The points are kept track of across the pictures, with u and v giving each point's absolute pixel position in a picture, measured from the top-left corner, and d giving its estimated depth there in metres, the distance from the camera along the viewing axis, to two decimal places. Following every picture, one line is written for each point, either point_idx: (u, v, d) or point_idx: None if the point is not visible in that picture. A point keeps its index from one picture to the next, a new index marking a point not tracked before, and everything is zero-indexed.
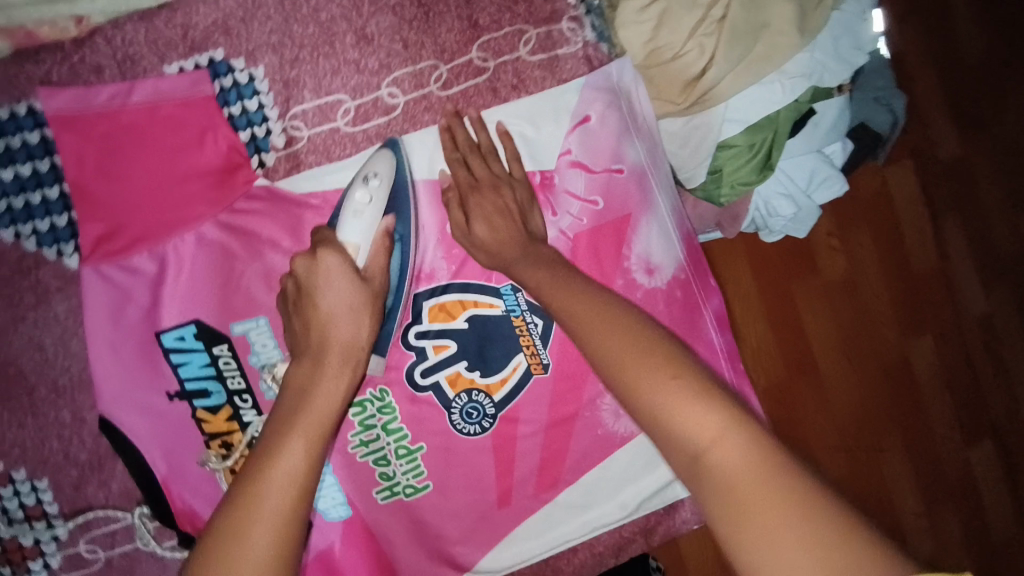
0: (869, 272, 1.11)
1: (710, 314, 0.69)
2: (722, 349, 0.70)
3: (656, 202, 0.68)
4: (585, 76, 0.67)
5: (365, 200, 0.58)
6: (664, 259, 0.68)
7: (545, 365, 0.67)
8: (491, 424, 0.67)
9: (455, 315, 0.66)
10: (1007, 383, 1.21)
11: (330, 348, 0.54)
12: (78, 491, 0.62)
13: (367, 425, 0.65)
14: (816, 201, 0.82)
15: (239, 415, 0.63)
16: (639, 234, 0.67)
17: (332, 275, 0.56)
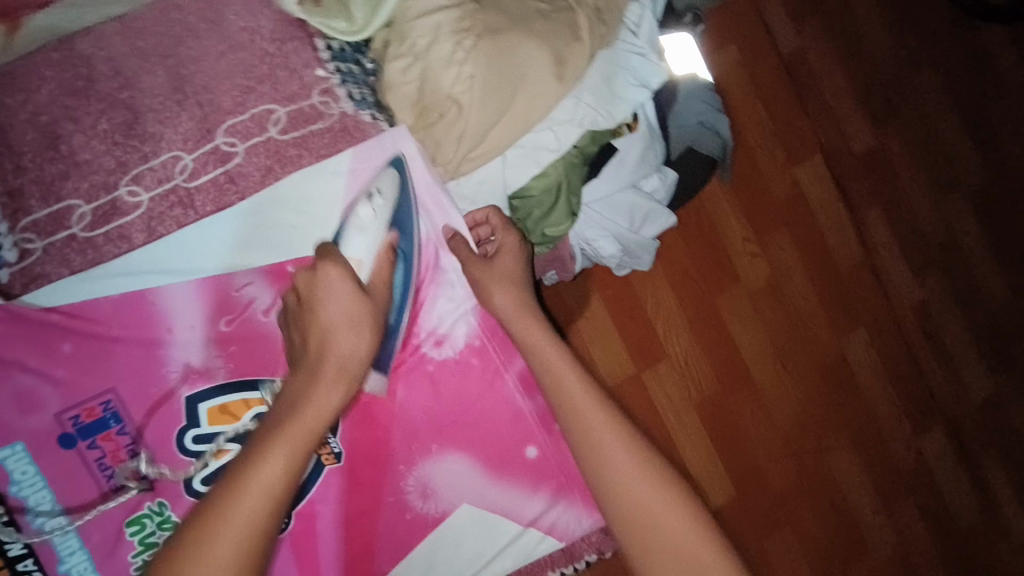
0: (793, 277, 1.36)
1: (512, 376, 0.68)
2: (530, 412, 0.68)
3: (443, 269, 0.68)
4: (347, 149, 0.65)
5: (368, 217, 0.63)
6: (452, 327, 0.67)
7: (336, 455, 0.64)
8: (286, 525, 0.63)
9: (239, 416, 0.62)
10: (898, 338, 1.44)
11: (324, 363, 0.56)
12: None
13: (149, 544, 0.61)
14: (644, 234, 0.83)
15: (2, 551, 0.58)
16: (427, 305, 0.67)
17: (334, 288, 0.58)
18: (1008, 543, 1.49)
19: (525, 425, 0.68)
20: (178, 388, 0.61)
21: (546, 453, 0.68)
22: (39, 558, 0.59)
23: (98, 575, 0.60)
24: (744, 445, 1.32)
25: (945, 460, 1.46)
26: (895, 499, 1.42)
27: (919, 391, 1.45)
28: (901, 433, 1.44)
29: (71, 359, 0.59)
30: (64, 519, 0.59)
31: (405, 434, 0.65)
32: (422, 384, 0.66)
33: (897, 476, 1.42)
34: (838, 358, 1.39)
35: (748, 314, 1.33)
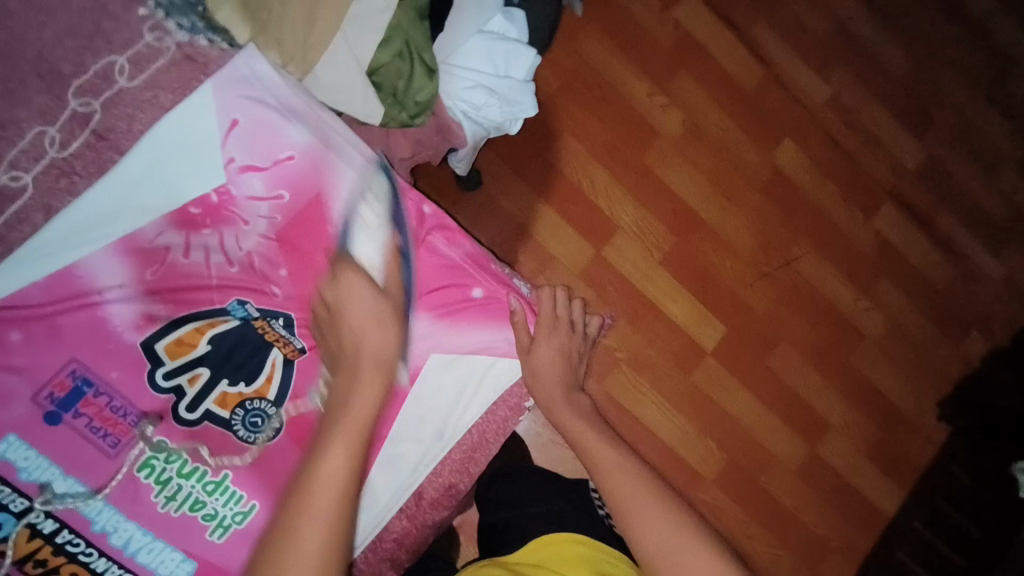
0: (708, 113, 1.41)
1: (435, 236, 0.75)
2: (462, 257, 0.77)
3: (340, 166, 0.70)
4: (206, 80, 0.68)
5: (369, 222, 0.69)
6: (368, 217, 0.70)
7: (300, 348, 0.70)
8: (280, 423, 0.69)
9: (196, 343, 0.67)
10: (824, 137, 1.47)
11: (362, 362, 0.63)
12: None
13: (165, 481, 0.66)
14: (514, 77, 0.86)
15: (39, 529, 0.63)
16: (336, 203, 0.70)
17: (354, 294, 0.65)
18: (991, 285, 1.51)
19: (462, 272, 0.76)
20: (131, 338, 0.65)
21: (489, 289, 0.77)
22: (73, 526, 0.64)
23: (133, 522, 0.65)
24: (710, 282, 1.40)
25: (904, 234, 1.49)
26: (869, 282, 1.47)
27: (858, 175, 1.48)
28: (856, 222, 1.47)
29: (23, 346, 0.63)
30: (80, 485, 0.64)
31: None
32: None
33: (864, 260, 1.47)
34: (773, 174, 1.44)
35: (674, 161, 1.39)
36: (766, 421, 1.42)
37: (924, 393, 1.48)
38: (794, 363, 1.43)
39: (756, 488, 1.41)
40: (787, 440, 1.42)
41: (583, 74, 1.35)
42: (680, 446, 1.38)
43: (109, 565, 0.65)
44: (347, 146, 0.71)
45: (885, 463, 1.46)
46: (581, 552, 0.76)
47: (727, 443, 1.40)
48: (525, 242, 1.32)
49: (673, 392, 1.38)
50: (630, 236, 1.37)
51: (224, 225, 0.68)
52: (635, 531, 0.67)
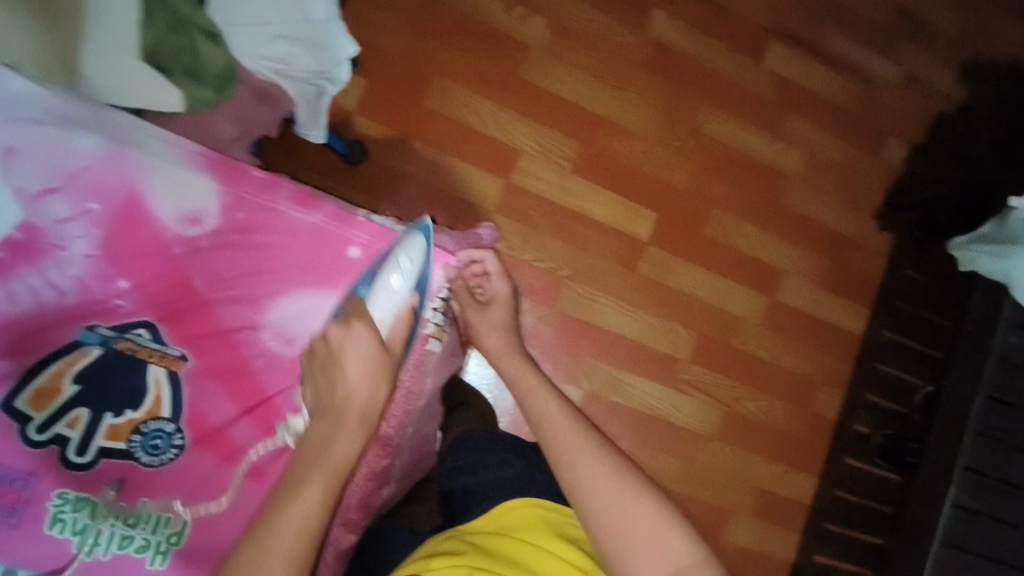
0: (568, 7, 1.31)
1: (283, 201, 0.71)
2: (322, 220, 0.72)
3: (146, 161, 0.67)
4: None
5: (389, 288, 0.69)
6: (198, 204, 0.68)
7: (181, 356, 0.68)
8: (184, 439, 0.67)
9: (60, 387, 0.63)
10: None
11: (347, 415, 0.62)
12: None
13: (80, 530, 0.62)
14: (315, 16, 0.70)
15: None
16: (157, 200, 0.67)
17: (356, 340, 0.66)
18: (896, 88, 1.47)
19: (328, 236, 0.72)
20: None
21: (365, 245, 0.73)
22: None
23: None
24: (627, 172, 1.33)
25: (794, 68, 1.42)
26: (775, 121, 1.41)
27: (732, 24, 1.40)
28: (745, 71, 1.40)
29: None
30: None
31: (224, 307, 0.70)
32: (208, 269, 0.69)
33: (766, 106, 1.41)
34: (653, 48, 1.35)
35: (552, 65, 1.30)
36: (724, 287, 1.37)
37: (861, 212, 1.45)
38: (733, 223, 1.38)
39: (733, 353, 1.37)
40: (749, 300, 1.38)
41: (429, 6, 1.24)
42: (649, 340, 1.32)
43: None
44: (146, 139, 0.67)
45: (848, 292, 1.44)
46: (546, 514, 0.74)
47: (694, 322, 1.35)
48: (427, 194, 1.23)
49: (627, 291, 1.32)
50: (538, 155, 1.29)
51: (41, 256, 0.64)
52: (560, 457, 0.72)
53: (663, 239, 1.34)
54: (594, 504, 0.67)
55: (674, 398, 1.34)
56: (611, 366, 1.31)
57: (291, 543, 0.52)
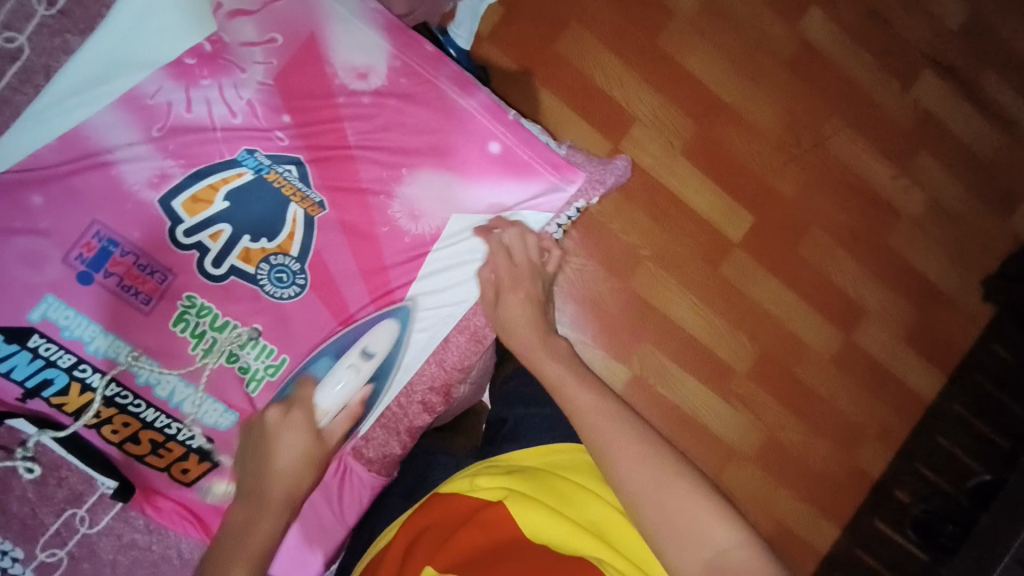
0: None
1: (446, 80, 0.70)
2: (474, 108, 0.71)
3: (332, 9, 0.69)
4: None
5: (352, 371, 0.71)
6: (370, 60, 0.69)
7: (320, 204, 0.69)
8: (305, 280, 0.70)
9: (212, 200, 0.67)
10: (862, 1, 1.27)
11: (291, 481, 0.66)
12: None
13: (200, 335, 0.69)
14: None
15: (88, 384, 0.68)
16: (334, 47, 0.69)
17: (289, 430, 0.69)
18: None
19: (477, 124, 0.71)
20: (148, 196, 0.66)
21: (508, 143, 0.72)
22: (118, 379, 0.68)
23: (172, 374, 0.69)
24: (734, 166, 1.25)
25: (946, 105, 1.30)
26: (905, 156, 1.29)
27: (891, 41, 1.28)
28: (891, 94, 1.28)
29: (43, 208, 0.65)
30: (118, 341, 0.68)
31: (366, 165, 0.70)
32: (364, 122, 0.69)
33: (898, 139, 1.29)
34: (798, 46, 1.26)
35: (692, 39, 1.22)
36: (803, 312, 1.27)
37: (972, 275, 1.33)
38: (832, 250, 1.27)
39: (794, 385, 1.27)
40: (827, 334, 1.27)
41: None
42: (715, 344, 1.22)
43: (157, 415, 0.69)
44: None
45: (935, 356, 1.31)
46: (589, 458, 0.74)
47: (764, 340, 1.26)
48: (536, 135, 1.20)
49: (704, 287, 1.23)
50: (650, 128, 1.22)
51: (222, 72, 0.67)
52: (598, 440, 0.63)
53: (754, 245, 1.25)
54: (644, 499, 0.58)
55: (721, 410, 1.25)
56: (666, 360, 1.24)
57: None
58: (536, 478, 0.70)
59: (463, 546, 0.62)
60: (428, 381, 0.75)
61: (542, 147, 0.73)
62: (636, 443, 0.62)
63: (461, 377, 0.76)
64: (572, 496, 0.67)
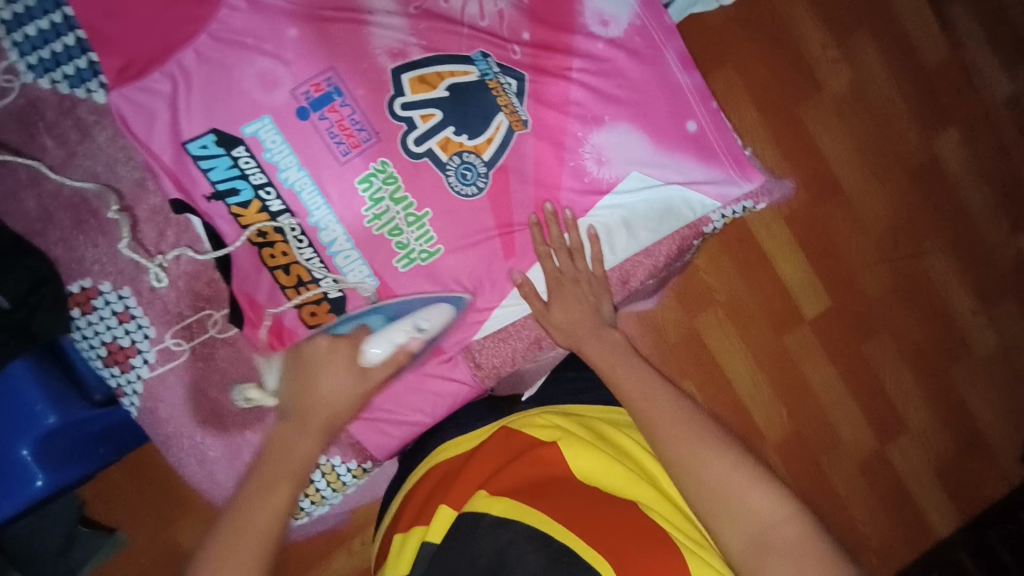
0: (876, 80, 1.37)
1: (672, 55, 0.76)
2: (688, 86, 0.76)
3: None
4: None
5: (403, 336, 0.73)
6: (616, 11, 0.74)
7: (524, 122, 0.74)
8: (485, 184, 0.74)
9: (436, 86, 0.72)
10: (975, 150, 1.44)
11: (307, 414, 0.71)
12: (125, 281, 0.73)
13: (377, 200, 0.73)
14: None
15: (267, 206, 0.73)
16: None
17: (333, 363, 0.71)
18: None
19: (685, 101, 0.76)
20: (384, 64, 0.72)
21: (704, 127, 0.76)
22: (293, 212, 0.73)
23: (339, 225, 0.74)
24: (832, 247, 1.34)
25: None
26: (996, 302, 1.45)
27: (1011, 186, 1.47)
28: (998, 231, 1.45)
29: (295, 41, 0.71)
30: (307, 179, 0.73)
31: (578, 102, 0.74)
32: (591, 65, 0.74)
33: (990, 275, 1.45)
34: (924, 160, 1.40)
35: (829, 121, 1.34)
36: (845, 403, 1.36)
37: (1007, 416, 1.46)
38: (891, 354, 1.39)
39: (813, 464, 1.35)
40: (857, 427, 1.37)
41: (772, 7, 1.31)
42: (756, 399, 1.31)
43: (312, 255, 0.74)
44: None
45: (944, 475, 1.42)
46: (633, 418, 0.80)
47: (801, 413, 1.34)
48: None
49: (762, 344, 1.31)
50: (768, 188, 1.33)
51: None
52: (646, 419, 0.69)
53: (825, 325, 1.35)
54: (691, 479, 0.63)
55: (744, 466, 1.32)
56: (705, 400, 1.31)
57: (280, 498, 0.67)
58: (590, 426, 0.76)
59: (518, 479, 0.68)
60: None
61: (732, 143, 0.78)
62: (679, 419, 0.68)
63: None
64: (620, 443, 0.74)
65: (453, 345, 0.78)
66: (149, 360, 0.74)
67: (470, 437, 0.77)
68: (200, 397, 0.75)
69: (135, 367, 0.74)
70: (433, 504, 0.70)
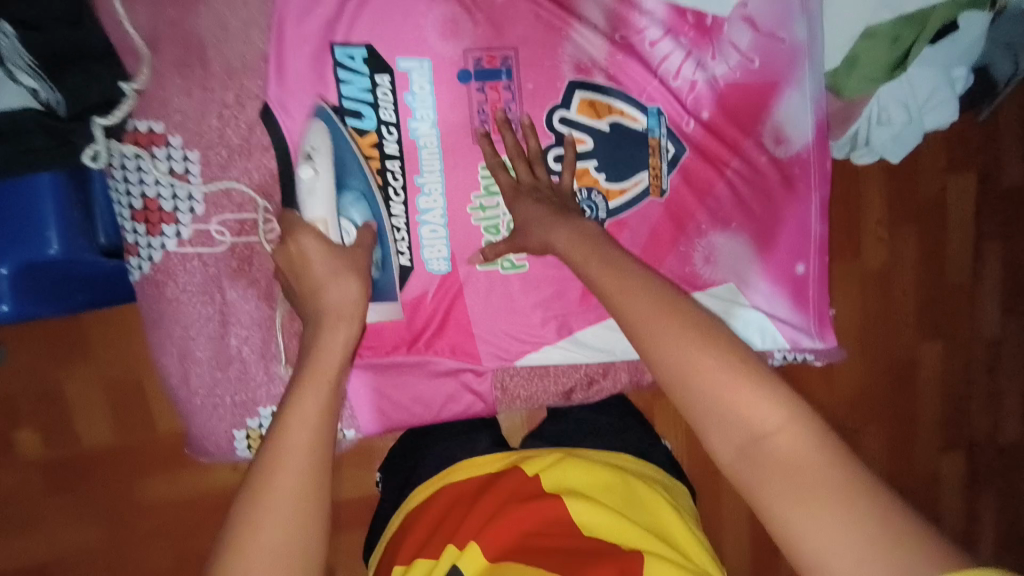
0: (907, 275, 1.31)
1: (817, 200, 0.75)
2: (816, 235, 0.76)
3: (805, 80, 0.73)
4: None
5: (312, 175, 0.64)
6: (792, 134, 0.74)
7: (662, 191, 0.71)
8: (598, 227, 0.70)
9: (600, 116, 0.69)
10: (996, 402, 1.38)
11: (321, 314, 0.54)
12: (199, 147, 0.65)
13: (490, 193, 0.69)
14: (924, 123, 0.87)
15: (382, 145, 0.67)
16: (779, 104, 0.73)
17: (310, 239, 0.59)
18: None
19: (806, 245, 0.75)
20: (565, 72, 0.68)
21: (811, 275, 0.76)
22: (405, 164, 0.68)
23: (443, 199, 0.69)
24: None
25: (957, 484, 1.38)
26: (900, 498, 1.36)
27: (957, 407, 1.36)
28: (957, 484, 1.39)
29: (492, 8, 0.67)
30: (434, 140, 0.68)
31: (717, 198, 0.73)
32: (747, 171, 0.73)
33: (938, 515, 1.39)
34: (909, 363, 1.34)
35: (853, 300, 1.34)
36: None
37: None
38: None
39: None
40: None
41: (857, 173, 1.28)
42: None
43: (400, 213, 0.68)
44: (819, 72, 0.73)
45: None
46: (663, 478, 0.66)
47: None
48: None
49: None
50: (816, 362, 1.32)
51: (699, 47, 0.71)
52: (689, 384, 0.48)
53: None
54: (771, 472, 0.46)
55: None
56: None
57: (297, 479, 0.46)
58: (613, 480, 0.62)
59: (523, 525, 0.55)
60: (603, 363, 0.75)
61: (827, 303, 0.77)
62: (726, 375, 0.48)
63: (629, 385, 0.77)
64: (646, 505, 0.60)
65: (489, 360, 0.73)
66: (181, 235, 0.66)
67: (493, 462, 0.64)
68: (214, 293, 0.67)
69: (162, 236, 0.65)
70: (443, 533, 0.57)
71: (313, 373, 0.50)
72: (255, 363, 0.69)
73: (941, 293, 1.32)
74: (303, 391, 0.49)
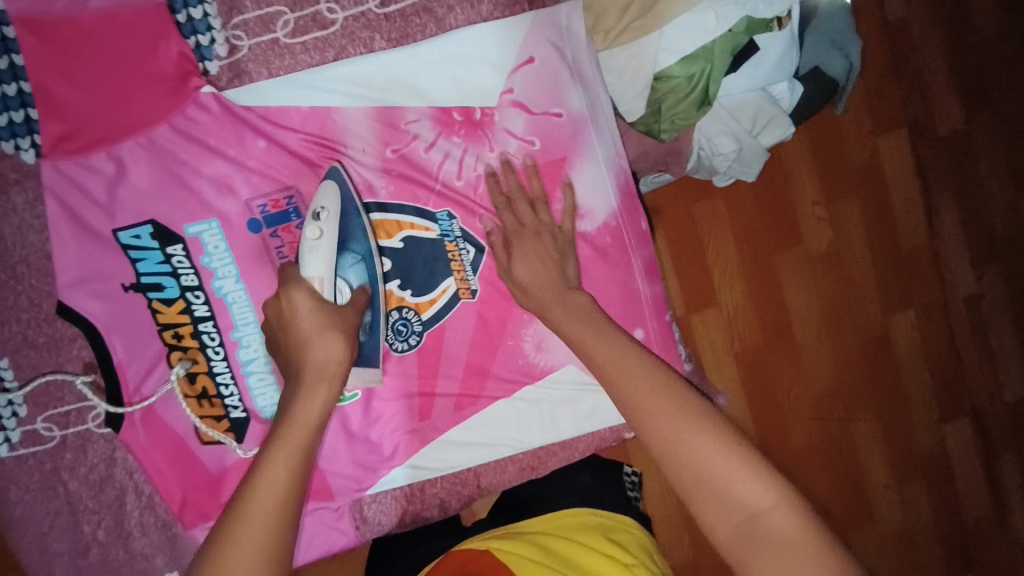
0: (856, 248, 1.09)
1: (639, 262, 0.74)
2: (647, 296, 0.75)
3: (594, 147, 0.72)
4: (534, 12, 0.71)
5: (316, 236, 0.60)
6: (595, 204, 0.73)
7: (473, 292, 0.72)
8: (418, 341, 0.71)
9: (392, 235, 0.69)
10: (991, 370, 1.17)
11: (302, 373, 0.56)
12: (7, 353, 0.67)
13: None
14: (762, 144, 0.83)
15: (191, 309, 0.68)
16: (574, 177, 0.72)
17: (298, 297, 0.59)
18: None
19: (638, 310, 0.74)
20: None
21: (651, 337, 0.75)
22: (218, 321, 0.68)
23: (261, 346, 0.69)
24: (768, 410, 1.07)
25: (976, 478, 1.17)
26: (909, 476, 1.14)
27: (950, 377, 1.15)
28: (980, 483, 1.17)
29: (262, 155, 0.67)
30: (242, 293, 0.68)
31: None
32: None
33: (964, 525, 1.16)
34: (879, 341, 1.12)
35: (803, 279, 1.07)
36: None
37: None
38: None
39: None
40: None
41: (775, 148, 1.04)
42: None
43: (224, 370, 0.69)
44: (607, 134, 0.73)
45: None
46: (601, 520, 0.65)
47: None
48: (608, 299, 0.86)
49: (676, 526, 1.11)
50: (793, 362, 1.07)
51: (476, 143, 0.70)
52: (685, 457, 0.49)
53: None
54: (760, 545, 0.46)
55: None
56: None
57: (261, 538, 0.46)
58: (544, 546, 0.60)
59: None
60: (458, 472, 0.76)
61: (672, 358, 0.76)
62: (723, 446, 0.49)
63: (493, 487, 0.77)
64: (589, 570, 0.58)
65: (342, 493, 0.73)
66: (10, 440, 0.68)
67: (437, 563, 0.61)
68: (56, 486, 0.69)
69: None
70: None
71: (291, 432, 0.53)
72: (113, 544, 0.71)
73: (902, 262, 1.11)
74: (267, 465, 0.50)
